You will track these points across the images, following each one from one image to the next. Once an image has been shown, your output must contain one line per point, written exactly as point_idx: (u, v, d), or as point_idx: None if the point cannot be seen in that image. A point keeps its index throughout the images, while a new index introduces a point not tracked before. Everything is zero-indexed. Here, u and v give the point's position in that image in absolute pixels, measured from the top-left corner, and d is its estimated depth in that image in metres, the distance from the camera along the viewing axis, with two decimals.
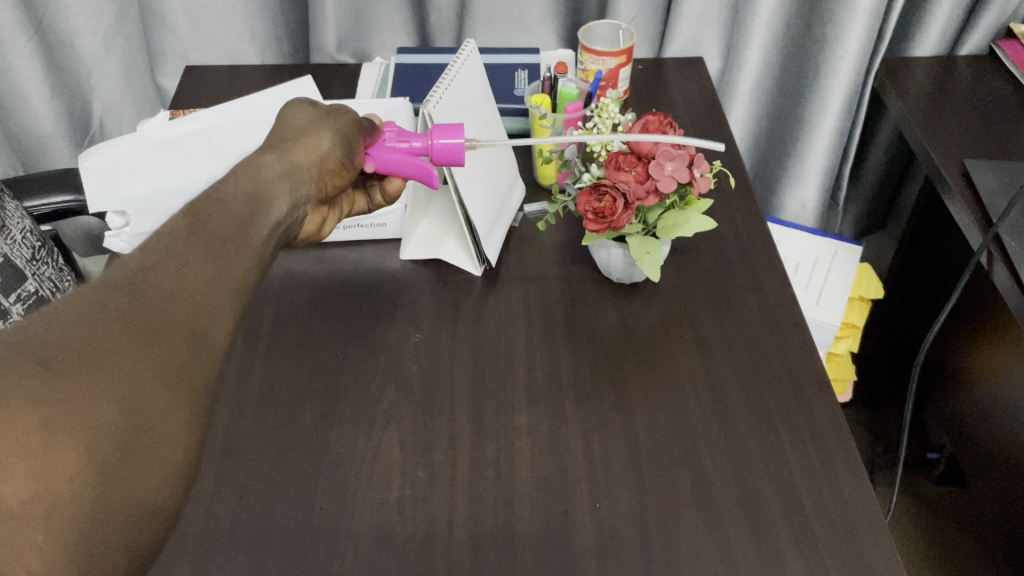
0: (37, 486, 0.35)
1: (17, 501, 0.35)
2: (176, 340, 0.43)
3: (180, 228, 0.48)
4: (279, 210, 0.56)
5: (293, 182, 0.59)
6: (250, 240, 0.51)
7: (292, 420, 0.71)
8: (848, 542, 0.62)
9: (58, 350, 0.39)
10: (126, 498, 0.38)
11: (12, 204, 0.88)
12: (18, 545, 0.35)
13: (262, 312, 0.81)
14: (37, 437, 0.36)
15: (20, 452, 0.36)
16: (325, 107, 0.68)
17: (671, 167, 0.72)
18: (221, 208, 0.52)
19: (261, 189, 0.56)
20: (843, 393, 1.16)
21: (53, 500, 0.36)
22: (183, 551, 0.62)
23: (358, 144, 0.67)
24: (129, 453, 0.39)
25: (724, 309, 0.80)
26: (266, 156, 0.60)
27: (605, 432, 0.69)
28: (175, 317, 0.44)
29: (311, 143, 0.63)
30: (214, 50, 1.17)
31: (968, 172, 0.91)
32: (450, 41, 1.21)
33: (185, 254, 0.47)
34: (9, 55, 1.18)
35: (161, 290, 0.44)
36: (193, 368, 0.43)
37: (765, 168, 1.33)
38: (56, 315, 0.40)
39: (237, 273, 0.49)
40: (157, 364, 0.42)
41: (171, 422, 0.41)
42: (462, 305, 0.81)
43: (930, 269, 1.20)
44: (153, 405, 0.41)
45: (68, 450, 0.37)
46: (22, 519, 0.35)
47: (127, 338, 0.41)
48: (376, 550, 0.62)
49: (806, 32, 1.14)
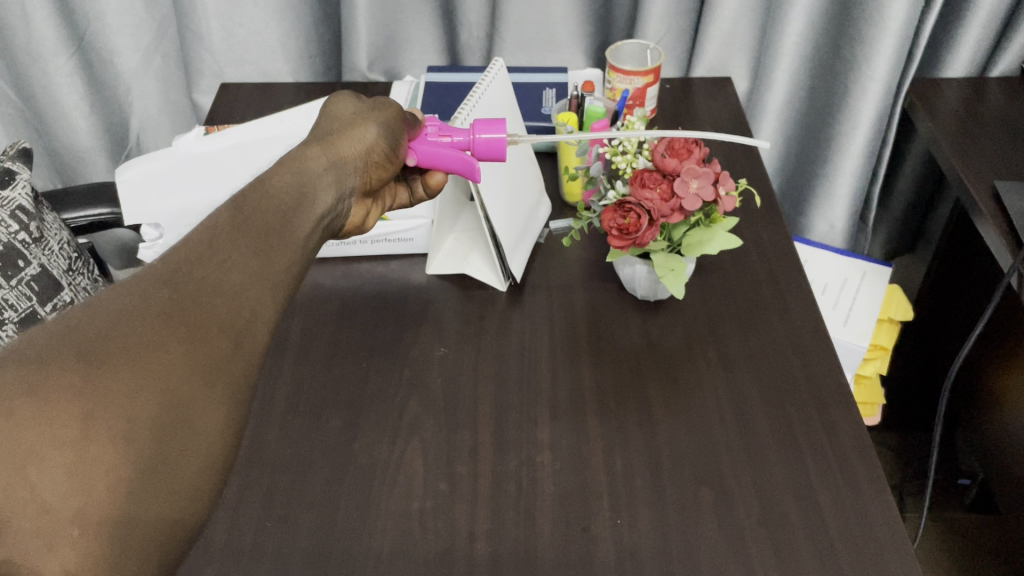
0: (73, 481, 0.36)
1: (52, 494, 0.36)
2: (215, 334, 0.44)
3: (225, 219, 0.49)
4: (325, 202, 0.57)
5: (338, 174, 0.60)
6: (293, 231, 0.52)
7: (318, 428, 0.72)
8: (872, 562, 0.61)
9: (97, 344, 0.40)
10: (163, 492, 0.39)
11: (51, 215, 0.90)
12: (55, 537, 0.36)
13: (291, 323, 0.82)
14: (73, 431, 0.37)
15: (58, 445, 0.37)
16: (370, 99, 0.69)
17: (696, 185, 0.72)
18: (267, 201, 0.52)
19: (306, 182, 0.56)
20: (872, 418, 1.13)
21: (88, 494, 0.37)
22: (208, 557, 0.63)
23: (401, 134, 0.68)
24: (166, 446, 0.40)
25: (748, 327, 0.80)
26: (311, 148, 0.60)
27: (626, 447, 0.70)
28: (215, 310, 0.44)
29: (356, 135, 0.64)
30: (249, 68, 1.19)
31: (999, 194, 0.90)
32: (479, 60, 1.22)
33: (229, 245, 0.47)
34: (51, 71, 1.22)
35: (204, 284, 0.45)
36: (233, 363, 0.44)
37: (794, 188, 1.32)
38: (98, 308, 0.41)
39: (278, 266, 0.49)
40: (195, 357, 0.42)
41: (207, 417, 0.42)
42: (487, 318, 0.82)
43: (963, 288, 1.18)
44: (191, 399, 0.41)
45: (105, 444, 0.37)
46: (57, 512, 0.36)
47: (169, 329, 0.42)
48: (398, 560, 0.62)
49: (836, 52, 1.14)
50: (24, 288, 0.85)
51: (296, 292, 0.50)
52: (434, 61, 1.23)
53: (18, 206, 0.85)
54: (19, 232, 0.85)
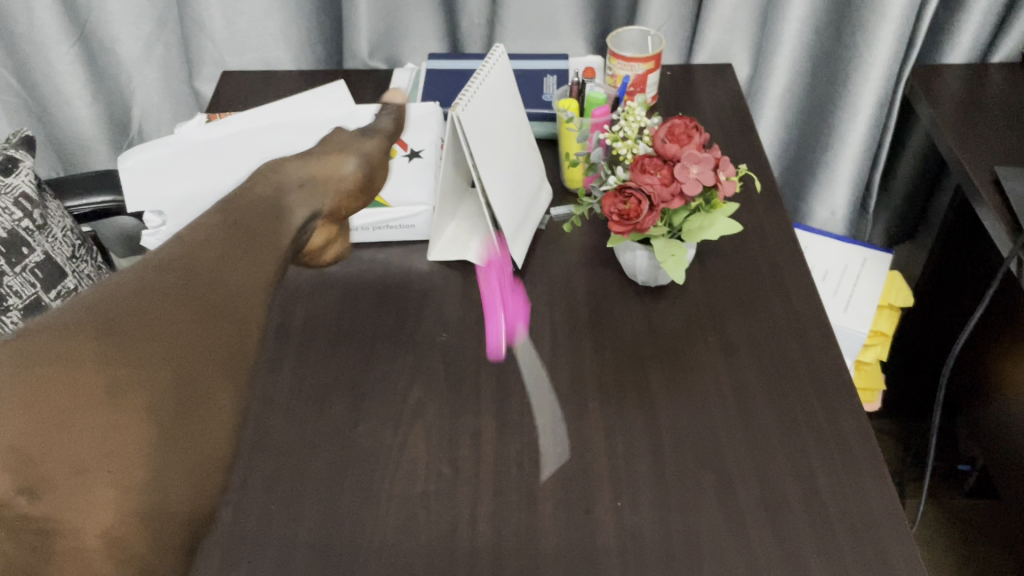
0: (103, 445, 0.36)
1: (87, 455, 0.36)
2: (228, 312, 0.44)
3: (218, 218, 0.49)
4: (298, 216, 0.56)
5: (314, 192, 0.60)
6: (282, 231, 0.53)
7: (322, 413, 0.73)
8: (872, 545, 0.62)
9: (118, 316, 0.39)
10: (189, 462, 0.39)
11: (54, 202, 0.90)
12: (89, 503, 0.35)
13: (294, 309, 0.82)
14: (101, 396, 0.37)
15: (88, 409, 0.36)
16: (359, 133, 0.71)
17: (696, 170, 0.72)
18: (255, 205, 0.53)
19: (283, 194, 0.57)
20: (872, 403, 1.14)
21: (119, 460, 0.36)
22: (213, 540, 0.64)
23: (378, 170, 0.69)
24: (190, 416, 0.40)
25: (749, 312, 0.80)
26: (291, 163, 0.61)
27: (628, 431, 0.70)
28: (225, 293, 0.45)
29: (335, 160, 0.65)
30: (251, 56, 1.19)
31: (999, 180, 0.90)
32: (480, 48, 1.22)
33: (227, 238, 0.48)
34: (53, 60, 1.22)
35: (212, 269, 0.45)
36: (246, 343, 0.44)
37: (795, 176, 1.32)
38: (114, 286, 0.41)
39: (274, 260, 0.50)
40: (213, 331, 0.42)
41: (227, 392, 0.42)
42: (489, 304, 0.82)
43: (962, 273, 1.19)
44: (211, 372, 0.41)
45: (134, 411, 0.37)
46: (89, 478, 0.35)
47: (187, 305, 0.42)
48: (401, 543, 0.63)
49: (837, 38, 1.14)
50: (28, 275, 0.86)
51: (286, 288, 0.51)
52: (435, 48, 1.23)
53: (21, 193, 0.86)
54: (23, 220, 0.85)
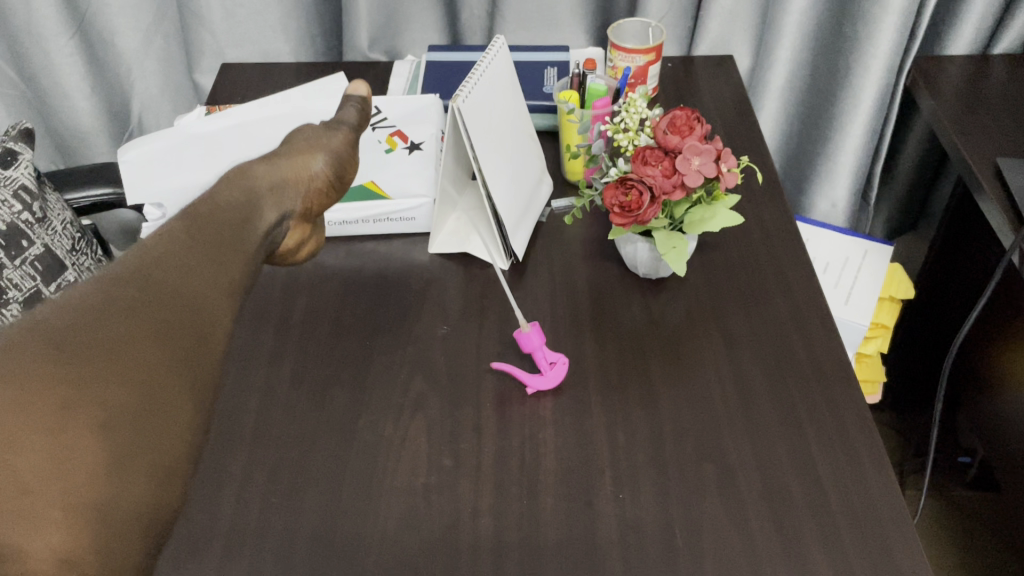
0: (51, 463, 0.38)
1: (33, 475, 0.37)
2: (180, 329, 0.45)
3: (178, 230, 0.51)
4: (267, 220, 0.59)
5: (280, 196, 0.62)
6: (242, 242, 0.54)
7: (323, 405, 0.73)
8: (873, 537, 0.62)
9: (69, 336, 0.41)
10: (139, 477, 0.41)
11: (53, 195, 0.90)
12: (39, 521, 0.37)
13: (294, 302, 0.82)
14: (51, 416, 0.39)
15: (37, 428, 0.38)
16: (328, 123, 0.72)
17: (698, 162, 0.72)
18: (217, 215, 0.54)
19: (251, 199, 0.59)
20: (873, 395, 1.14)
21: (70, 479, 0.38)
22: (213, 533, 0.64)
23: (350, 163, 0.70)
24: (140, 433, 0.41)
25: (750, 304, 0.80)
26: (257, 168, 0.63)
27: (629, 423, 0.70)
28: (178, 308, 0.46)
29: (303, 160, 0.66)
30: (250, 48, 1.19)
31: (1000, 171, 0.90)
32: (480, 39, 1.22)
33: (184, 254, 0.49)
34: (52, 52, 1.21)
35: (165, 287, 0.47)
36: (198, 358, 0.46)
37: (794, 168, 1.32)
38: (71, 302, 0.43)
39: (231, 274, 0.51)
40: (162, 348, 0.44)
41: (179, 407, 0.44)
42: (490, 296, 0.82)
43: (962, 265, 1.18)
44: (160, 389, 0.43)
45: (83, 428, 0.39)
46: (38, 495, 0.37)
47: (136, 323, 0.44)
48: (402, 535, 0.63)
49: (838, 31, 1.13)
50: (28, 269, 0.85)
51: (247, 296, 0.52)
52: (435, 40, 1.22)
53: (20, 185, 0.85)
54: (22, 212, 0.85)
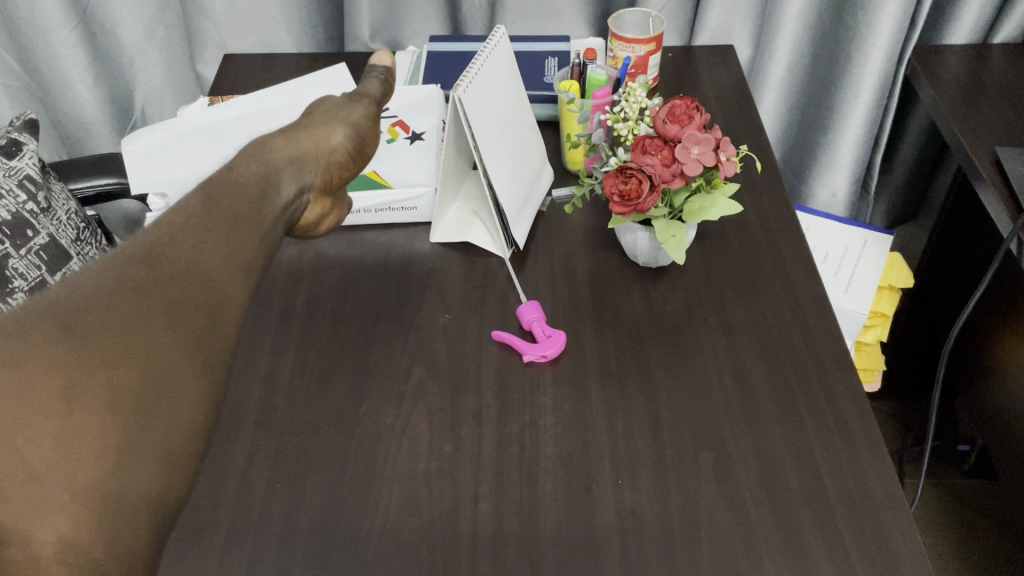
0: (58, 448, 0.39)
1: (41, 461, 0.38)
2: (190, 310, 0.45)
3: (195, 206, 0.51)
4: (285, 194, 0.58)
5: (299, 168, 0.62)
6: (260, 218, 0.54)
7: (325, 393, 0.73)
8: (870, 524, 0.63)
9: (80, 318, 0.42)
10: (147, 460, 0.41)
11: (58, 185, 0.91)
12: (47, 506, 0.38)
13: (296, 291, 0.83)
14: (59, 401, 0.39)
15: (45, 413, 0.39)
16: (347, 98, 0.72)
17: (697, 151, 0.72)
18: (235, 189, 0.54)
19: (270, 171, 0.59)
20: (872, 383, 1.15)
21: (76, 465, 0.39)
22: (217, 519, 0.65)
23: (369, 137, 0.70)
24: (148, 417, 0.42)
25: (749, 293, 0.81)
26: (275, 141, 0.63)
27: (628, 411, 0.71)
28: (191, 287, 0.46)
29: (322, 134, 0.66)
30: (252, 39, 1.20)
31: (1000, 160, 0.90)
32: (481, 29, 1.22)
33: (200, 231, 0.49)
34: (55, 43, 1.22)
35: (178, 266, 0.46)
36: (210, 339, 0.46)
37: (795, 158, 1.32)
38: (79, 283, 0.43)
39: (247, 251, 0.50)
40: (171, 329, 0.44)
41: (188, 389, 0.44)
42: (491, 284, 0.82)
43: (965, 250, 1.18)
44: (168, 371, 0.43)
45: (90, 414, 0.40)
46: (47, 479, 0.38)
47: (146, 304, 0.44)
48: (403, 521, 0.64)
49: (838, 19, 1.14)
50: (33, 258, 0.86)
51: (265, 272, 0.52)
52: (437, 30, 1.22)
53: (25, 176, 0.86)
54: (28, 203, 0.86)
